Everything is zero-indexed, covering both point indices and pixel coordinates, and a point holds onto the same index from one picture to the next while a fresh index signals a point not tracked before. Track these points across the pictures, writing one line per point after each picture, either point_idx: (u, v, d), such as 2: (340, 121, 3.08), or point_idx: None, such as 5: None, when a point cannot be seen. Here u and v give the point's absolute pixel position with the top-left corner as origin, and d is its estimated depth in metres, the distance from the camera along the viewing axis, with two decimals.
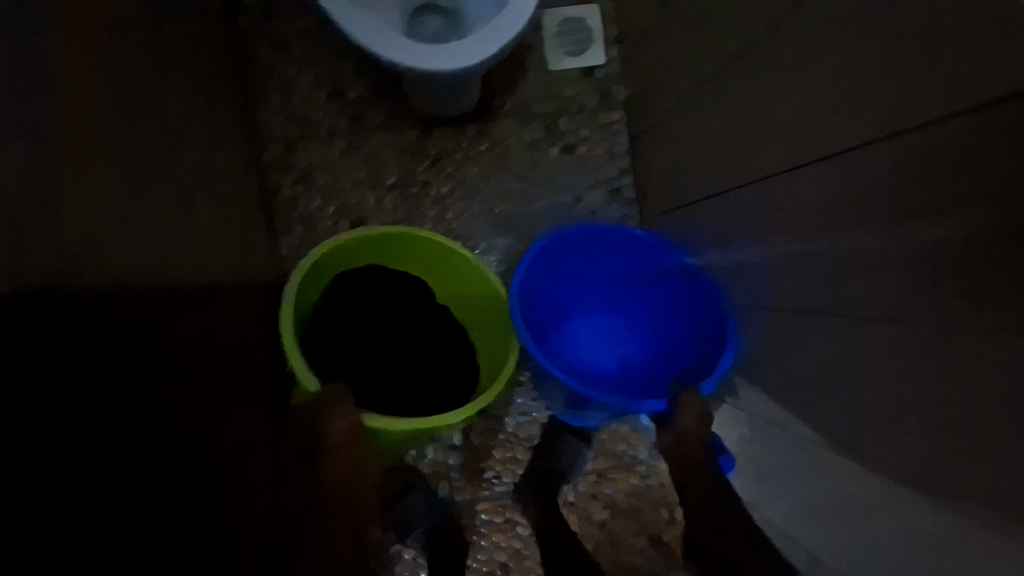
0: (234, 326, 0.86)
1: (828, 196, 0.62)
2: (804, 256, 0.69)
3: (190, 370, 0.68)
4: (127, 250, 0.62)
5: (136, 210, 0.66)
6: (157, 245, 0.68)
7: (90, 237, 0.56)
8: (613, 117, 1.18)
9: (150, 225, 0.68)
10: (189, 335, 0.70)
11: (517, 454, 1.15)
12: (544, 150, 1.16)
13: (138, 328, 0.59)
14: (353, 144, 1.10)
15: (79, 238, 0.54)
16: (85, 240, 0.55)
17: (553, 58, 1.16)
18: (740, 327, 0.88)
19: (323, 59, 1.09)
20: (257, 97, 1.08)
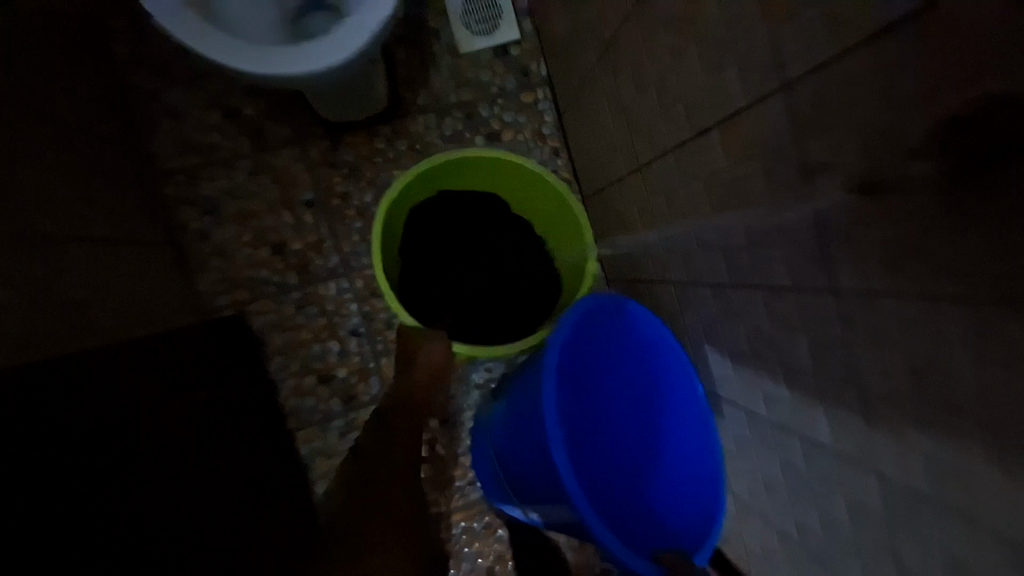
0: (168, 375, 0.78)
1: (732, 162, 0.56)
2: (718, 228, 0.63)
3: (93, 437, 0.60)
4: None
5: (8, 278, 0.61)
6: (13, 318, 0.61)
7: None
8: (537, 95, 1.11)
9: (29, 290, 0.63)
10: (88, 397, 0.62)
11: None
12: (467, 142, 1.09)
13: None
14: (259, 165, 1.02)
15: None
16: None
17: (462, 40, 1.08)
18: (677, 308, 0.82)
19: (210, 77, 1.00)
20: (146, 129, 1.00)
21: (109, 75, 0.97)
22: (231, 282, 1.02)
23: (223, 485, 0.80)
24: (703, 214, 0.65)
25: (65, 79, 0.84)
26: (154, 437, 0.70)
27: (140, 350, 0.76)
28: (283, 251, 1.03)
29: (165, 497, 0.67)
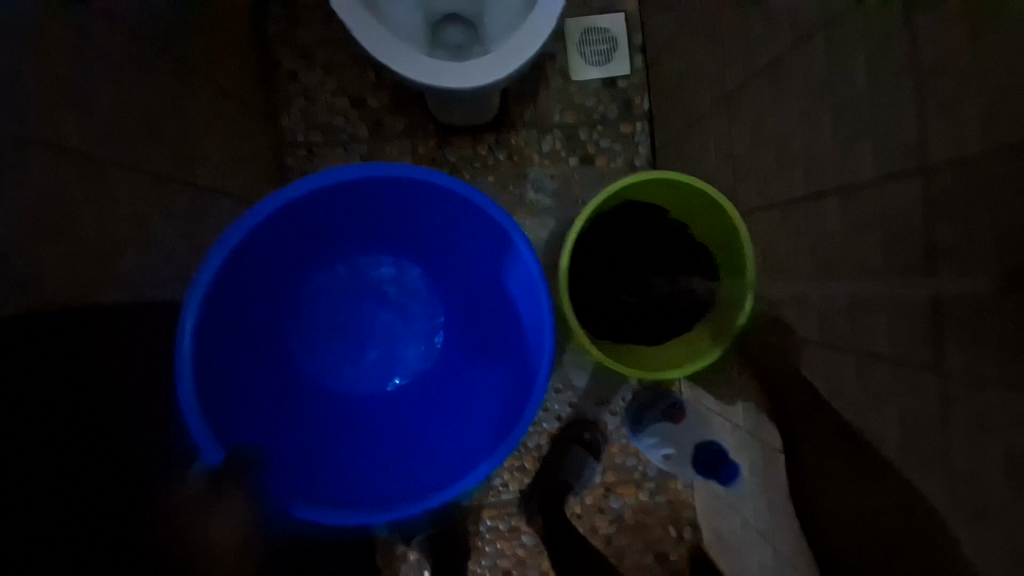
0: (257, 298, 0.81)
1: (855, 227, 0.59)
2: (817, 285, 0.65)
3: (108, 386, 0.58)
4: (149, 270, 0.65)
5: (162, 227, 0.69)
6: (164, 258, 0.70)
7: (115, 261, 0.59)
8: (635, 127, 1.16)
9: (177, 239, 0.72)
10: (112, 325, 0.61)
11: (525, 463, 1.16)
12: (563, 161, 1.15)
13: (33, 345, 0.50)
14: (372, 152, 1.11)
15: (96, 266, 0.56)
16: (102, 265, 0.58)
17: (576, 66, 1.14)
18: (749, 356, 0.85)
19: (345, 67, 1.10)
20: (281, 104, 1.10)
21: (260, 53, 1.08)
22: None
23: None
24: (802, 269, 0.68)
25: (227, 53, 0.95)
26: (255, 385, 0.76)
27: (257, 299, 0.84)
28: None
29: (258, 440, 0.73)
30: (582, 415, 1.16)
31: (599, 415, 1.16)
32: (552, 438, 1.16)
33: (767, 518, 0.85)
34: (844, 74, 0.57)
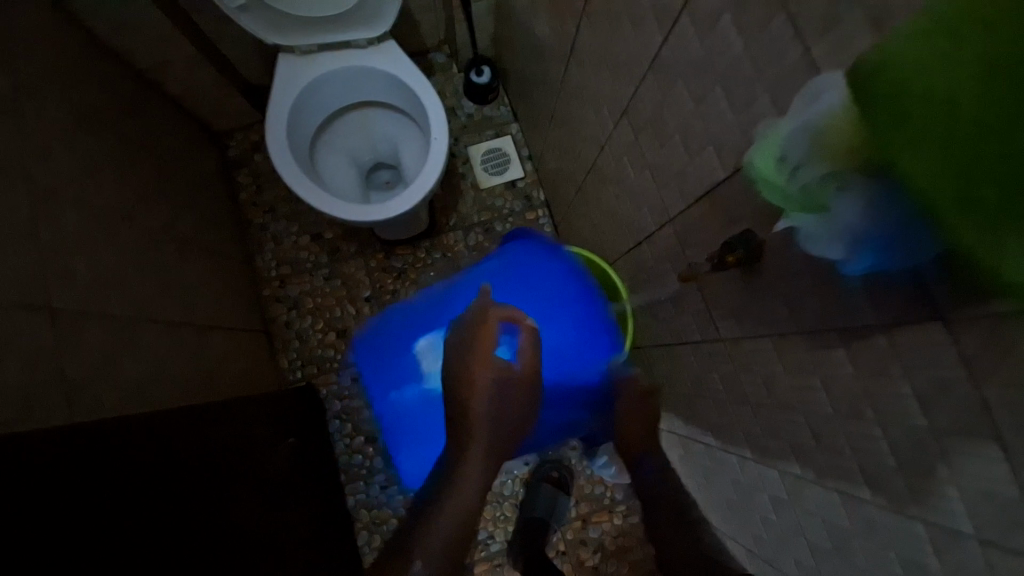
0: (248, 407, 0.99)
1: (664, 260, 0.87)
2: (660, 302, 0.92)
3: (187, 476, 0.73)
4: (165, 395, 0.86)
5: (168, 364, 0.90)
6: (172, 388, 0.88)
7: (132, 397, 0.79)
8: (536, 213, 1.49)
9: (181, 372, 0.92)
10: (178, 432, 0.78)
11: (506, 512, 1.28)
12: (485, 248, 1.45)
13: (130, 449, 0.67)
14: (332, 271, 1.38)
15: (123, 402, 0.76)
16: (127, 400, 0.77)
17: (482, 178, 1.49)
18: (648, 369, 1.08)
19: (303, 213, 1.41)
20: (255, 249, 1.38)
21: (235, 214, 1.38)
22: (306, 359, 1.32)
23: (306, 517, 1.01)
24: (651, 292, 0.95)
25: (209, 221, 1.24)
26: (262, 473, 0.92)
27: (255, 402, 1.03)
28: (346, 335, 1.34)
29: (269, 518, 0.88)
30: (546, 455, 1.31)
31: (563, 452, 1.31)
32: (525, 483, 1.30)
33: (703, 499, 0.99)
34: (623, 169, 0.90)
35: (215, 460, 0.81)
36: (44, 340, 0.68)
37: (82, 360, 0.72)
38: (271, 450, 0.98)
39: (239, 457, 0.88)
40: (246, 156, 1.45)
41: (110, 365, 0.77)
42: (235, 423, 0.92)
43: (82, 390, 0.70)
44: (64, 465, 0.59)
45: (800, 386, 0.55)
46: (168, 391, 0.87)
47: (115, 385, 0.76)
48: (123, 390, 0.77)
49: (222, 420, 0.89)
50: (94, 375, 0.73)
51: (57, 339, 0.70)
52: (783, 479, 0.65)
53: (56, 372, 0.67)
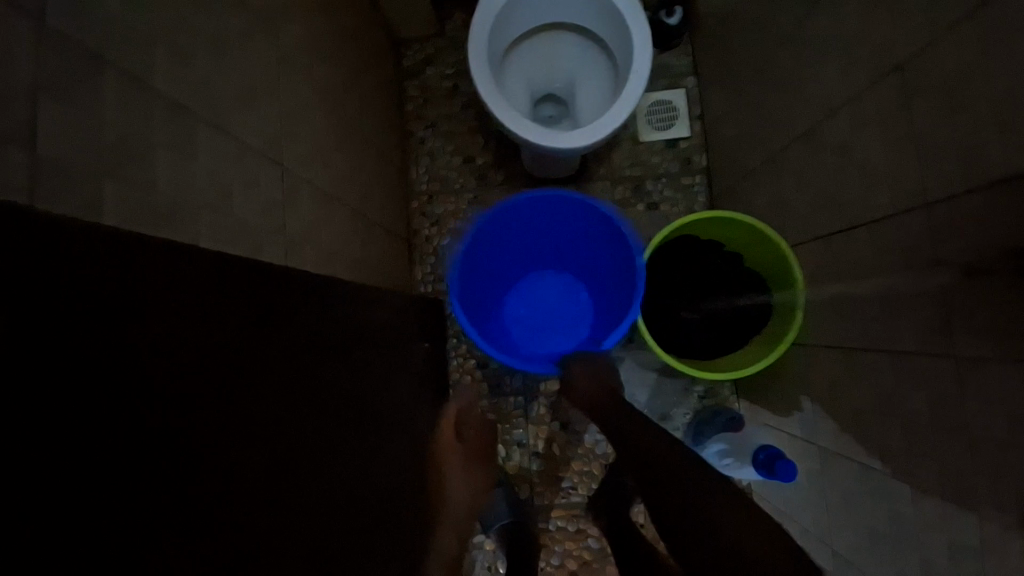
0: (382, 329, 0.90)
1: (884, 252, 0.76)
2: (862, 303, 0.80)
3: (177, 380, 0.38)
4: (343, 270, 0.92)
5: (347, 244, 0.96)
6: (347, 268, 0.95)
7: (323, 263, 0.85)
8: (694, 179, 1.38)
9: (354, 257, 0.99)
10: (162, 281, 0.39)
11: (592, 469, 1.30)
12: (632, 206, 1.38)
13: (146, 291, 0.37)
14: (477, 197, 1.40)
15: (317, 263, 0.82)
16: (319, 263, 0.83)
17: (645, 131, 1.40)
18: (803, 371, 0.98)
19: (462, 135, 1.43)
20: (411, 161, 1.43)
21: (400, 124, 1.43)
22: (437, 275, 1.38)
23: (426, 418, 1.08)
24: (847, 291, 0.84)
25: (384, 124, 1.29)
26: (399, 367, 0.96)
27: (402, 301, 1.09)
28: None
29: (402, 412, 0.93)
30: None
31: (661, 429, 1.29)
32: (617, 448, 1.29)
33: (825, 520, 0.93)
34: (866, 141, 0.77)
35: (371, 339, 0.83)
36: (279, 192, 0.73)
37: (298, 218, 0.78)
38: (405, 346, 1.03)
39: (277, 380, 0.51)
40: (419, 67, 1.47)
41: (313, 229, 0.83)
42: (391, 311, 0.97)
43: (294, 245, 0.76)
44: (158, 292, 0.38)
45: None
46: (344, 269, 0.93)
47: (314, 248, 0.82)
48: (318, 256, 0.83)
49: (387, 308, 0.95)
50: (302, 237, 0.79)
51: (286, 195, 0.75)
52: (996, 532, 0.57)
53: (280, 222, 0.73)
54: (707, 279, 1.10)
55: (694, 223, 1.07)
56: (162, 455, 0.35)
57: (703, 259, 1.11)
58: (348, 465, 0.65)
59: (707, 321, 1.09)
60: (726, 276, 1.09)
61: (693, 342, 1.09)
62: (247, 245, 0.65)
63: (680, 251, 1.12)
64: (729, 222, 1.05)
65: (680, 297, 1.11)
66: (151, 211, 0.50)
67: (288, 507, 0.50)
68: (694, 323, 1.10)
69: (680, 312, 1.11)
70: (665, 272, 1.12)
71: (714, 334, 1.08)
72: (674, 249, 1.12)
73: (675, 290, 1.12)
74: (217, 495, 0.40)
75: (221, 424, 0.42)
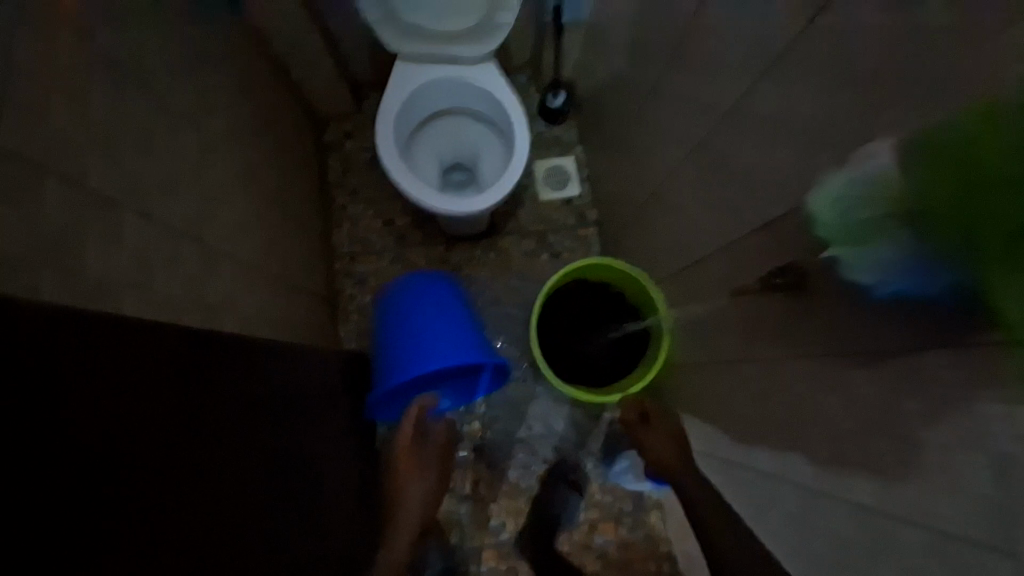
0: (309, 393, 0.98)
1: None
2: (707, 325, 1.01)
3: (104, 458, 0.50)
4: (267, 331, 0.99)
5: (268, 307, 1.03)
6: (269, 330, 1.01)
7: (245, 325, 0.91)
8: (588, 230, 1.61)
9: (276, 318, 1.06)
10: (93, 371, 0.52)
11: (520, 504, 1.37)
12: (537, 256, 1.57)
13: (77, 383, 0.50)
14: (398, 255, 1.52)
15: (242, 325, 0.89)
16: (243, 326, 0.90)
17: (543, 192, 1.62)
18: (677, 387, 1.16)
19: (381, 201, 1.57)
20: (333, 226, 1.54)
21: (322, 192, 1.55)
22: (362, 330, 1.45)
23: (353, 469, 1.12)
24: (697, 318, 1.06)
25: (305, 194, 1.40)
26: (324, 418, 1.03)
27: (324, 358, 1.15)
28: None
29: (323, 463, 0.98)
30: (565, 457, 1.41)
31: (579, 456, 1.41)
32: (541, 480, 1.38)
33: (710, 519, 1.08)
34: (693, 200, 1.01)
35: (293, 393, 0.91)
36: (200, 264, 0.81)
37: (220, 286, 0.85)
38: (333, 399, 1.10)
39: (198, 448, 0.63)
40: (338, 141, 1.61)
41: (234, 295, 0.90)
42: (317, 368, 1.03)
43: (217, 311, 0.83)
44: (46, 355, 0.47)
45: (840, 402, 0.64)
46: (268, 329, 1.00)
47: (237, 313, 0.89)
48: (241, 320, 0.90)
49: (314, 364, 1.02)
50: (224, 303, 0.85)
51: (206, 267, 0.83)
52: (795, 490, 0.75)
53: (202, 292, 0.80)
54: (598, 315, 1.28)
55: (581, 269, 1.26)
56: (31, 489, 0.43)
57: (593, 297, 1.29)
58: (251, 510, 0.70)
59: (602, 351, 1.26)
60: (614, 310, 1.28)
61: (591, 371, 1.26)
62: (174, 313, 0.72)
63: (574, 292, 1.29)
64: (609, 266, 1.24)
65: (578, 332, 1.28)
66: (86, 287, 0.57)
67: (170, 544, 0.55)
68: (590, 354, 1.26)
69: (579, 346, 1.28)
70: (562, 312, 1.28)
71: (608, 363, 1.26)
72: (569, 291, 1.29)
73: (573, 326, 1.28)
74: (86, 526, 0.46)
75: (98, 466, 0.49)
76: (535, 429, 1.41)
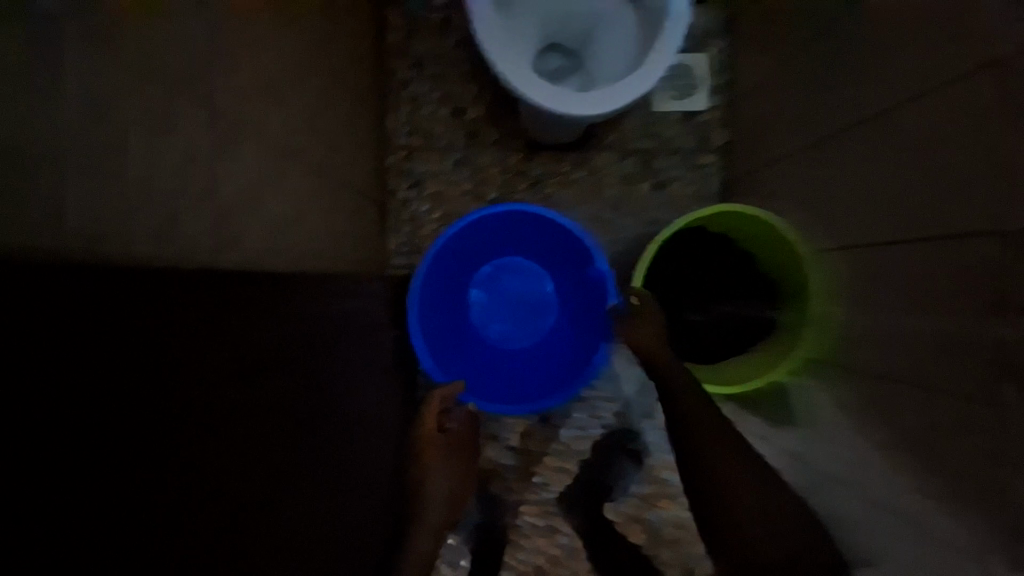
0: (353, 318, 0.83)
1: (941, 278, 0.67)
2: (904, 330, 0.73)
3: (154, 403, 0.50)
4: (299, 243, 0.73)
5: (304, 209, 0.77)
6: (294, 244, 0.76)
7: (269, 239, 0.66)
8: (709, 160, 1.24)
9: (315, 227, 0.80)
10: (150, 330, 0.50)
11: (568, 466, 1.22)
12: (638, 183, 1.23)
13: (101, 328, 0.46)
14: (464, 158, 1.21)
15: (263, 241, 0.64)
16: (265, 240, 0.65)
17: (660, 99, 1.22)
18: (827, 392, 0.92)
19: (451, 81, 1.21)
20: (388, 107, 1.21)
21: (378, 60, 1.19)
22: (414, 245, 1.19)
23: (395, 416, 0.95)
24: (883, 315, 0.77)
25: (358, 57, 1.05)
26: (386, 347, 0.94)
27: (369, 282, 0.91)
28: None
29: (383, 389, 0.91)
30: (628, 425, 1.22)
31: (644, 426, 1.22)
32: (598, 444, 1.21)
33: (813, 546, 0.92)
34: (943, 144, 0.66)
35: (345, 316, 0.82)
36: None
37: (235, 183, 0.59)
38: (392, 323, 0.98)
39: (239, 395, 0.59)
40: None
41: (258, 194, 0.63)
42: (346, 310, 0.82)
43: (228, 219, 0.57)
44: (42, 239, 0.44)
45: None
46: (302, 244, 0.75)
47: None
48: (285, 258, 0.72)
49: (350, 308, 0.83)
50: None
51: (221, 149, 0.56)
52: None
53: None
54: (717, 276, 1.00)
55: (712, 215, 0.95)
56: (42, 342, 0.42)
57: (713, 253, 1.00)
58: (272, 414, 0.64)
59: (711, 321, 1.01)
60: (737, 273, 1.00)
61: (697, 344, 1.01)
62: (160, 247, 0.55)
63: (691, 244, 1.01)
64: (749, 216, 0.94)
65: (686, 292, 1.02)
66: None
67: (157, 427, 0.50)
68: (698, 323, 1.01)
69: (685, 311, 1.02)
70: (672, 266, 1.01)
71: (718, 335, 1.00)
72: (685, 241, 1.01)
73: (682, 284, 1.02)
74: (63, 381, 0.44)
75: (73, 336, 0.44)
76: (600, 390, 1.21)
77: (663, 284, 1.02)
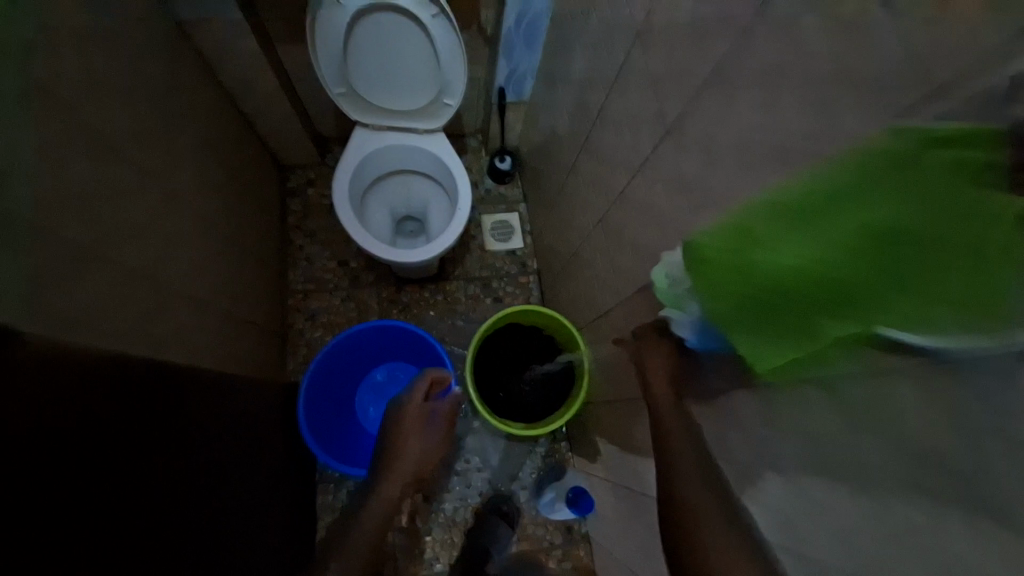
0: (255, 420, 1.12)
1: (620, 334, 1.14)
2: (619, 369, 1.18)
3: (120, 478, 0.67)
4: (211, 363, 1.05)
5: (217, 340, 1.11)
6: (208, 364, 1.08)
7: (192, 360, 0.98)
8: (530, 279, 1.78)
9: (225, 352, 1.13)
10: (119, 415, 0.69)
11: (452, 537, 1.44)
12: (482, 300, 1.71)
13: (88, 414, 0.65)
14: (349, 295, 1.63)
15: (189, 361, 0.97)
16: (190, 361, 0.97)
17: (490, 242, 1.79)
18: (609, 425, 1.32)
19: (337, 243, 1.68)
20: (289, 264, 1.63)
21: (281, 233, 1.65)
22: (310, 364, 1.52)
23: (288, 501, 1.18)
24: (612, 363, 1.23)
25: (264, 235, 1.50)
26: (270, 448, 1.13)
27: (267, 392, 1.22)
28: None
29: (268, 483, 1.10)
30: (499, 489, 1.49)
31: (512, 489, 1.49)
32: (475, 511, 1.46)
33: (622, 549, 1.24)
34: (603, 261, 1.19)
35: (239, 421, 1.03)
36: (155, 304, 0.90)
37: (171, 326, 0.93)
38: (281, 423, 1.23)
39: (161, 478, 0.75)
40: (300, 188, 1.73)
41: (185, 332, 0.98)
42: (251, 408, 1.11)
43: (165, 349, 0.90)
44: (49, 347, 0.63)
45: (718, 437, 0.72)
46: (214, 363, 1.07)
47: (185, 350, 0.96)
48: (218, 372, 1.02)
49: (254, 409, 1.12)
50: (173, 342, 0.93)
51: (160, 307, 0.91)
52: None
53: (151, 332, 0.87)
54: (529, 356, 1.43)
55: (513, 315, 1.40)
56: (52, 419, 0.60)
57: (523, 340, 1.43)
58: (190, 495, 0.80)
59: (529, 388, 1.41)
60: (542, 352, 1.43)
61: (521, 407, 1.39)
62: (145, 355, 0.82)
63: (507, 337, 1.44)
64: (537, 312, 1.40)
65: (509, 371, 1.43)
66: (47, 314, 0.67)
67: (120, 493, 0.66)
68: (520, 391, 1.41)
69: (510, 384, 1.42)
70: (496, 354, 1.43)
71: (535, 398, 1.40)
72: (503, 335, 1.44)
73: (505, 366, 1.43)
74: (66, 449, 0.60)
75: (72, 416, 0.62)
76: (471, 462, 1.50)
77: (492, 367, 1.42)
